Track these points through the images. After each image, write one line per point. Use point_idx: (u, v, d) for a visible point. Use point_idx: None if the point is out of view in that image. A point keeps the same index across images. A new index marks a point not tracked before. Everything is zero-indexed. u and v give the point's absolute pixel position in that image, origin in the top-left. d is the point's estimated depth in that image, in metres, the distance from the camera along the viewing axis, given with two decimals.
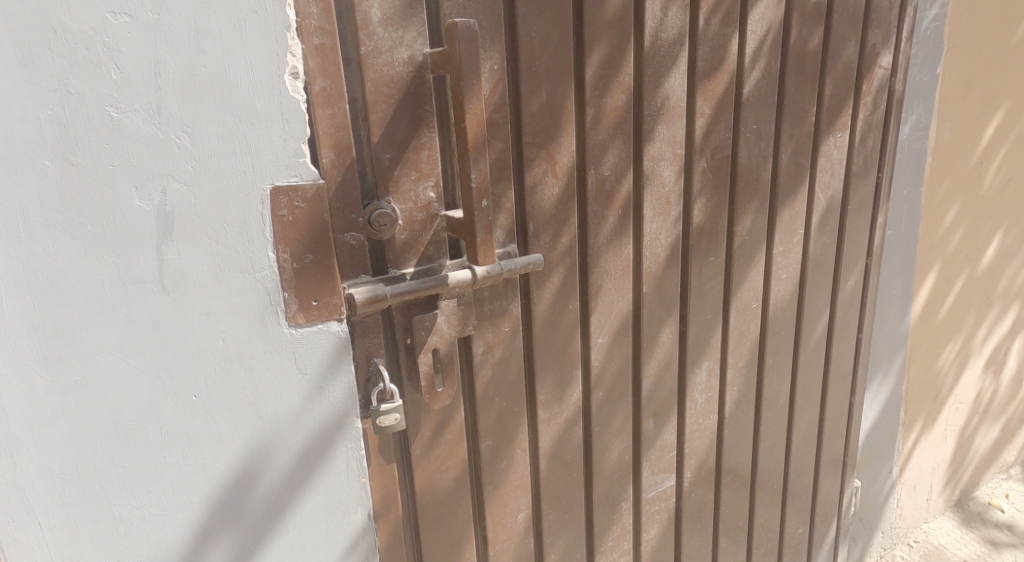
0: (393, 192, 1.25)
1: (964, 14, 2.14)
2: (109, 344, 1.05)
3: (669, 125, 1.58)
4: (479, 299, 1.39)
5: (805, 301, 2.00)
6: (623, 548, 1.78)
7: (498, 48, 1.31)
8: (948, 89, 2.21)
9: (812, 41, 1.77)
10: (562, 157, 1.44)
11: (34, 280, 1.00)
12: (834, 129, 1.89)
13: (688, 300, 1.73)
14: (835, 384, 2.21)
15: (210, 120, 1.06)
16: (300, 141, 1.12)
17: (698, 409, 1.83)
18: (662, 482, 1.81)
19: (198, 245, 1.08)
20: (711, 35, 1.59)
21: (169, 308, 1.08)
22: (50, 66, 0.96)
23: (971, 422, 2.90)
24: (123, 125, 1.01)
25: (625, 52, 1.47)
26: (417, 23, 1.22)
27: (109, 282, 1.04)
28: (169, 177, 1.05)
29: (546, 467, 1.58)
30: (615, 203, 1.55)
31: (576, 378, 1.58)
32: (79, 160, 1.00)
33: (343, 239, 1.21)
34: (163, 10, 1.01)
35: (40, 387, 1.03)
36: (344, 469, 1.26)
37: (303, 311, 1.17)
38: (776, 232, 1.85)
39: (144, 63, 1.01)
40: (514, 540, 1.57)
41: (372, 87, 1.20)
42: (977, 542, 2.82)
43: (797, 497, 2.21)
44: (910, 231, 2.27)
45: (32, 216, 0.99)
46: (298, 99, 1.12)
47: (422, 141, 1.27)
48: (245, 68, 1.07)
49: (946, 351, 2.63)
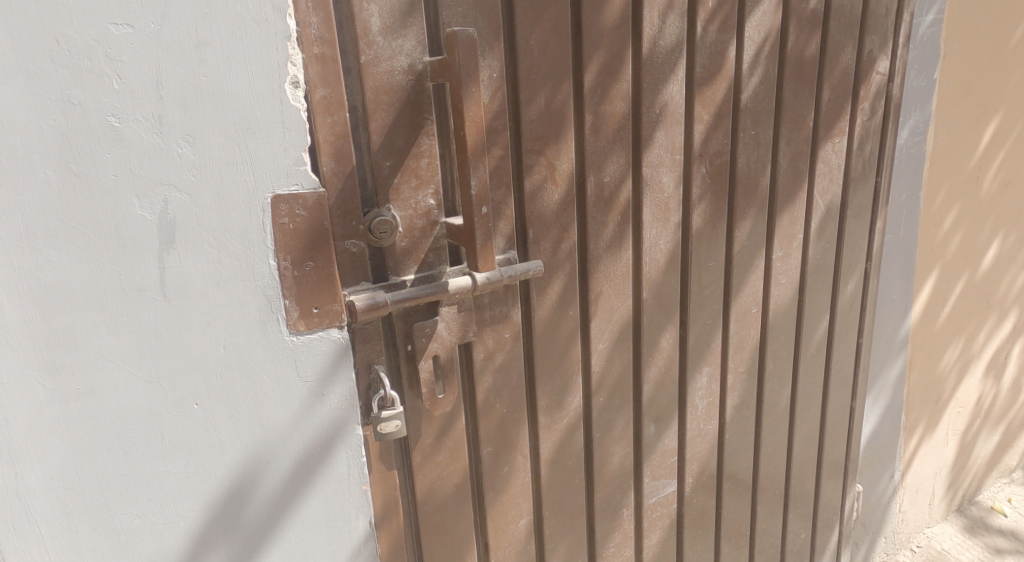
0: (393, 200, 1.26)
1: (961, 19, 2.15)
2: (112, 353, 1.06)
3: (668, 132, 1.58)
4: (480, 306, 1.40)
5: (804, 304, 2.00)
6: (624, 554, 1.78)
7: (497, 57, 1.32)
8: (945, 94, 2.22)
9: (810, 47, 1.78)
10: (562, 164, 1.45)
11: (36, 289, 1.01)
12: (832, 134, 1.90)
13: (688, 304, 1.74)
14: (836, 388, 2.21)
15: (211, 129, 1.06)
16: (301, 150, 1.13)
17: (699, 414, 1.84)
18: (663, 487, 1.81)
19: (200, 253, 1.08)
20: (709, 41, 1.60)
21: (170, 316, 1.08)
22: (53, 76, 0.97)
23: (972, 427, 2.90)
24: (125, 134, 1.02)
25: (625, 59, 1.48)
26: (416, 32, 1.23)
27: (111, 291, 1.04)
28: (171, 187, 1.05)
29: (547, 474, 1.58)
30: (615, 210, 1.55)
31: (576, 385, 1.59)
32: (82, 170, 1.00)
33: (343, 246, 1.22)
34: (165, 20, 1.02)
35: (42, 395, 1.04)
36: (344, 475, 1.27)
37: (304, 318, 1.17)
38: (775, 237, 1.86)
39: (146, 73, 1.02)
40: (515, 547, 1.57)
41: (372, 96, 1.21)
42: (980, 547, 2.81)
43: (799, 501, 2.21)
44: (909, 235, 2.28)
45: (33, 225, 0.99)
46: (298, 107, 1.12)
47: (422, 149, 1.27)
48: (246, 77, 1.08)
49: (946, 356, 2.63)
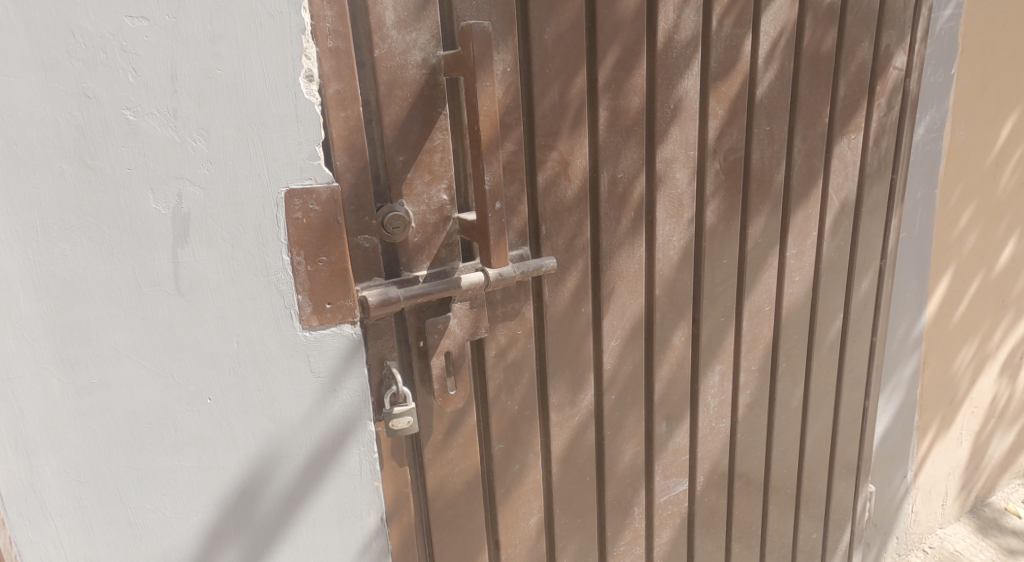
0: (406, 195, 1.25)
1: (980, 14, 2.13)
2: (126, 347, 1.06)
3: (682, 127, 1.57)
4: (492, 302, 1.39)
5: (818, 302, 1.99)
6: (635, 553, 1.77)
7: (511, 50, 1.31)
8: (962, 91, 2.19)
9: (826, 42, 1.76)
10: (575, 160, 1.44)
11: (52, 282, 1.01)
12: (848, 130, 1.88)
13: (700, 302, 1.72)
14: (849, 387, 2.19)
15: (225, 123, 1.06)
16: (314, 144, 1.13)
17: (711, 413, 1.83)
18: (674, 486, 1.80)
19: (214, 247, 1.08)
20: (724, 36, 1.58)
21: (184, 309, 1.08)
22: (69, 70, 0.97)
23: (987, 427, 2.87)
24: (140, 128, 1.02)
25: (639, 53, 1.47)
26: (430, 25, 1.23)
27: (125, 285, 1.04)
28: (185, 181, 1.05)
29: (558, 471, 1.57)
30: (629, 206, 1.54)
31: (588, 382, 1.58)
32: (97, 164, 1.00)
33: (357, 241, 1.21)
34: (180, 13, 1.01)
35: (56, 388, 1.04)
36: (356, 472, 1.26)
37: (317, 314, 1.17)
38: (789, 234, 1.85)
39: (161, 66, 1.01)
40: (527, 544, 1.56)
41: (386, 90, 1.20)
42: (994, 548, 2.78)
43: (811, 501, 2.20)
44: (924, 233, 2.25)
45: (49, 219, 0.99)
46: (312, 101, 1.12)
47: (435, 143, 1.27)
48: (260, 71, 1.07)
49: (960, 355, 2.61)
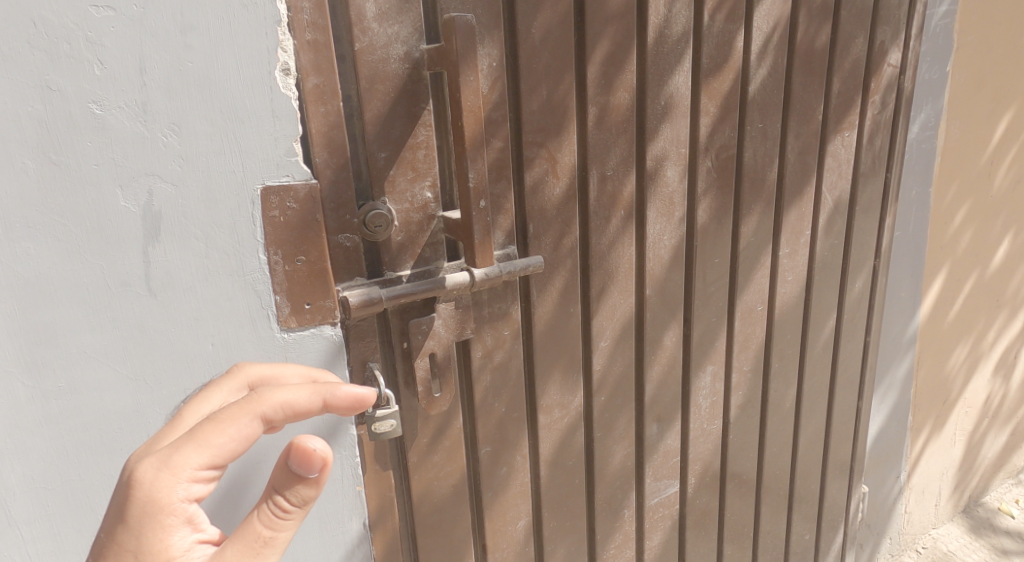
0: (388, 192, 1.22)
1: (975, 11, 2.10)
2: (94, 349, 1.02)
3: (673, 125, 1.54)
4: (478, 302, 1.35)
5: (811, 301, 1.96)
6: (624, 556, 1.74)
7: (496, 44, 1.28)
8: (957, 88, 2.17)
9: (820, 38, 1.73)
10: (563, 156, 1.41)
11: (16, 283, 0.97)
12: (841, 128, 1.85)
13: (691, 302, 1.69)
14: (843, 387, 2.17)
15: (197, 117, 1.02)
16: (292, 140, 1.09)
17: (702, 414, 1.80)
18: (665, 488, 1.78)
19: (187, 246, 1.04)
20: (715, 31, 1.55)
21: (155, 310, 1.04)
22: (31, 61, 0.93)
23: (980, 426, 2.86)
24: (107, 122, 0.98)
25: (629, 48, 1.43)
26: (412, 18, 1.19)
27: (93, 286, 1.00)
28: (156, 177, 1.01)
29: (547, 474, 1.54)
30: (619, 204, 1.51)
31: (577, 384, 1.55)
32: (63, 160, 0.96)
33: (337, 240, 1.17)
34: (148, 3, 0.97)
35: (21, 392, 1.00)
36: (338, 476, 1.24)
37: (295, 315, 1.13)
38: (782, 233, 1.82)
39: (129, 58, 0.97)
40: (514, 548, 1.53)
41: (367, 85, 1.17)
42: (987, 548, 2.77)
43: (804, 502, 2.18)
44: (918, 232, 2.23)
45: (11, 217, 0.95)
46: (289, 96, 1.08)
47: (419, 140, 1.23)
48: (233, 63, 1.03)
49: (954, 355, 2.59)
